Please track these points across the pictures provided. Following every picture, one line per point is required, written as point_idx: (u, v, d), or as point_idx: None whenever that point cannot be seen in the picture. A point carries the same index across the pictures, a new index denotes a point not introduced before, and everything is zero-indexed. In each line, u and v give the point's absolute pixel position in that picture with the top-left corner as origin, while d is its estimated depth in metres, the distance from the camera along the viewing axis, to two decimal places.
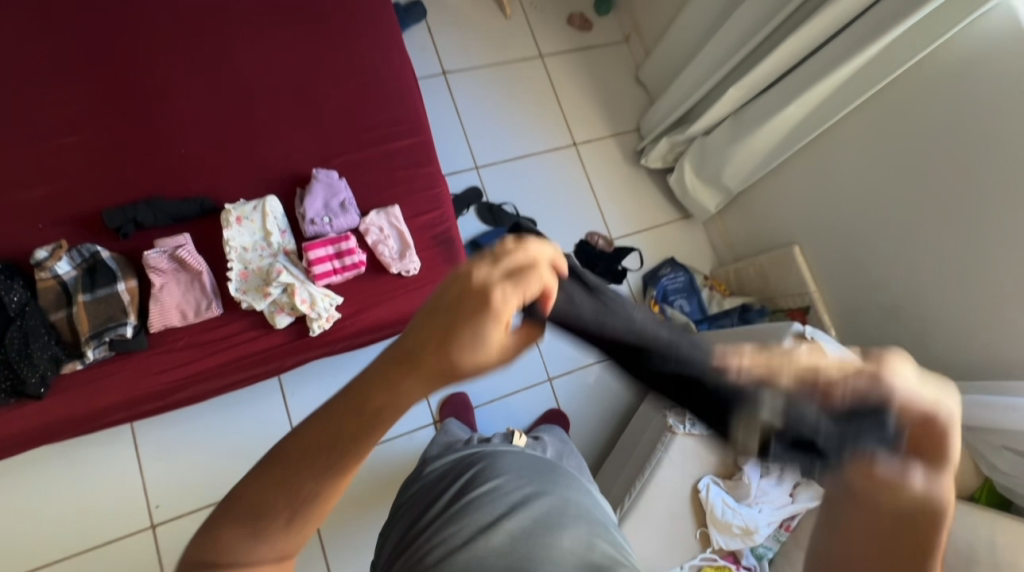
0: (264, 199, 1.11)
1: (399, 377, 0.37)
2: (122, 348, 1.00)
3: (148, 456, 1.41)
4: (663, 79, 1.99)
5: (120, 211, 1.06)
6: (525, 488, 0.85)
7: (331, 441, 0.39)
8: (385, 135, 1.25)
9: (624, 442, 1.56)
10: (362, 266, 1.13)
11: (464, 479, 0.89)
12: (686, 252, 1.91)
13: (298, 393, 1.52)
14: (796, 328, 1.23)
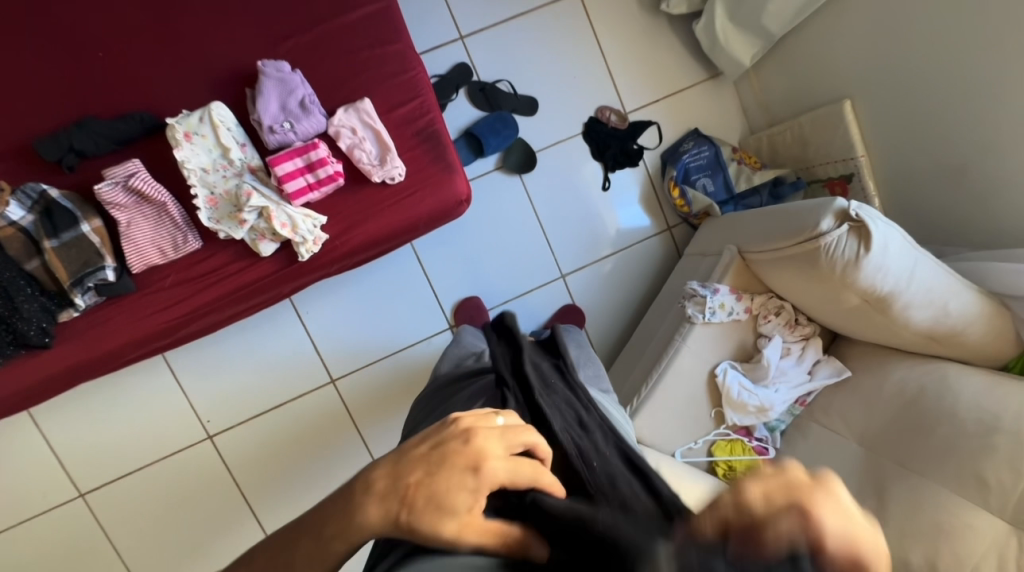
0: (210, 108, 0.94)
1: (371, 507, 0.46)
2: (111, 292, 0.96)
3: (185, 380, 1.49)
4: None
5: (52, 140, 0.92)
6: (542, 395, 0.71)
7: (322, 517, 0.48)
8: (338, 5, 1.00)
9: (641, 333, 1.55)
10: (340, 178, 1.00)
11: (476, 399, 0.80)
12: (712, 121, 1.66)
13: (311, 312, 1.52)
14: (839, 204, 1.08)
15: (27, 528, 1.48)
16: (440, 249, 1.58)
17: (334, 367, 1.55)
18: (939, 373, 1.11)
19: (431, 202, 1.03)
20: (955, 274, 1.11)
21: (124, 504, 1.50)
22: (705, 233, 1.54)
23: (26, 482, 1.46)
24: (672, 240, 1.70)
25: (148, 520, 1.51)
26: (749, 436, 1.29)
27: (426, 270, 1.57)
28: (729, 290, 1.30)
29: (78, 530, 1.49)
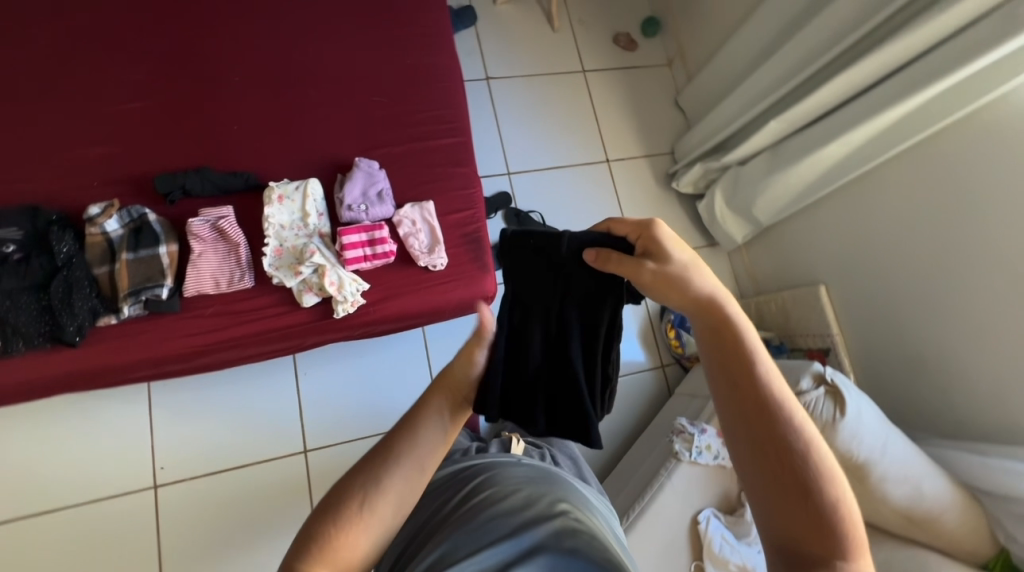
0: (307, 182, 1.15)
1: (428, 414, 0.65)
2: (156, 308, 1.04)
3: (160, 416, 1.45)
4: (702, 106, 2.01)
5: (170, 178, 1.10)
6: (527, 490, 0.66)
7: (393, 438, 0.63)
8: (428, 132, 1.28)
9: (624, 462, 1.56)
10: (392, 256, 1.15)
11: (462, 493, 0.68)
12: None
13: (308, 374, 1.55)
14: (817, 368, 1.21)
15: None
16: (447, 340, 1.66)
17: (310, 438, 1.52)
18: (921, 561, 1.10)
19: (463, 292, 1.17)
20: (927, 457, 1.18)
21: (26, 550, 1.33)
22: (695, 376, 1.65)
23: None
24: (664, 378, 1.80)
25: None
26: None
27: (429, 357, 1.63)
28: (716, 433, 1.36)
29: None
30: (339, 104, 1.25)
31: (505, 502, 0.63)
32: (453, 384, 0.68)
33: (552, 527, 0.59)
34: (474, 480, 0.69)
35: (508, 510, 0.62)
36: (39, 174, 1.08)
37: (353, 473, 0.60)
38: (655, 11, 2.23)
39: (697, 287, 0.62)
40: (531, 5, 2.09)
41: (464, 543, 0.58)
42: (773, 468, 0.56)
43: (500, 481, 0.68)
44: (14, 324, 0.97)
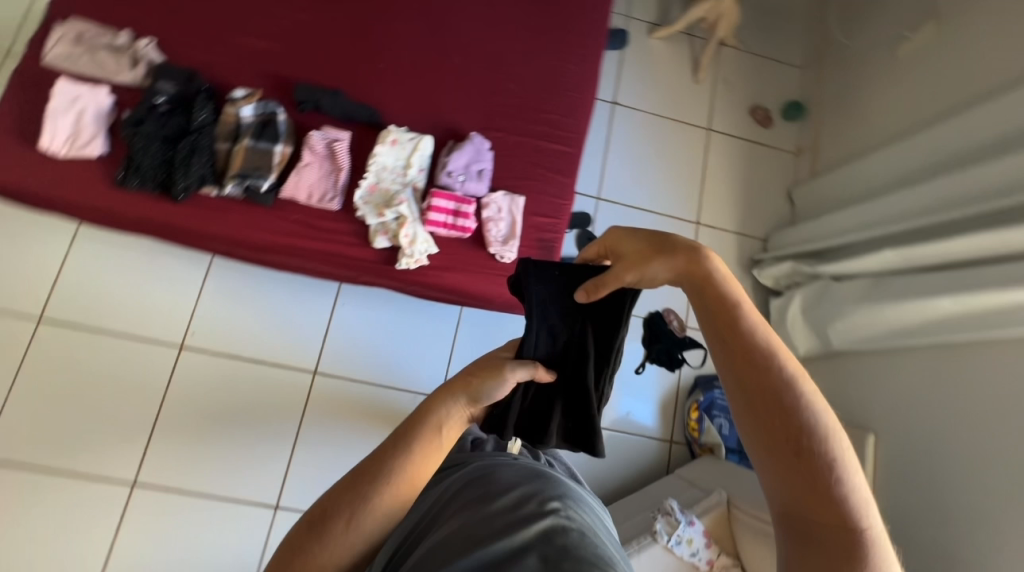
0: (422, 136, 1.18)
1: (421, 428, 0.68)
2: (252, 197, 1.11)
3: (213, 288, 1.58)
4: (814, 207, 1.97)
5: (309, 89, 1.17)
6: (520, 489, 0.68)
7: (390, 444, 0.67)
8: (545, 134, 1.30)
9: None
10: (467, 233, 1.17)
11: (457, 496, 0.71)
12: None
13: (343, 304, 1.62)
14: None
15: None
16: (477, 326, 1.70)
17: (323, 360, 1.60)
18: None
19: None
20: None
21: (72, 349, 1.51)
22: (701, 465, 1.60)
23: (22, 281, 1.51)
24: (668, 454, 1.76)
25: (77, 376, 1.50)
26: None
27: (455, 336, 1.67)
28: (703, 530, 1.28)
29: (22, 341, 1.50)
30: (475, 78, 1.29)
31: (497, 503, 0.65)
32: (446, 402, 0.70)
33: (540, 526, 0.61)
34: (469, 480, 0.72)
35: (500, 512, 0.64)
36: (203, 45, 1.18)
37: (343, 486, 0.65)
38: (804, 97, 2.18)
39: (673, 259, 0.68)
40: (685, 50, 2.12)
41: (454, 545, 0.60)
42: (775, 434, 0.60)
43: (494, 483, 0.70)
44: (140, 164, 1.08)
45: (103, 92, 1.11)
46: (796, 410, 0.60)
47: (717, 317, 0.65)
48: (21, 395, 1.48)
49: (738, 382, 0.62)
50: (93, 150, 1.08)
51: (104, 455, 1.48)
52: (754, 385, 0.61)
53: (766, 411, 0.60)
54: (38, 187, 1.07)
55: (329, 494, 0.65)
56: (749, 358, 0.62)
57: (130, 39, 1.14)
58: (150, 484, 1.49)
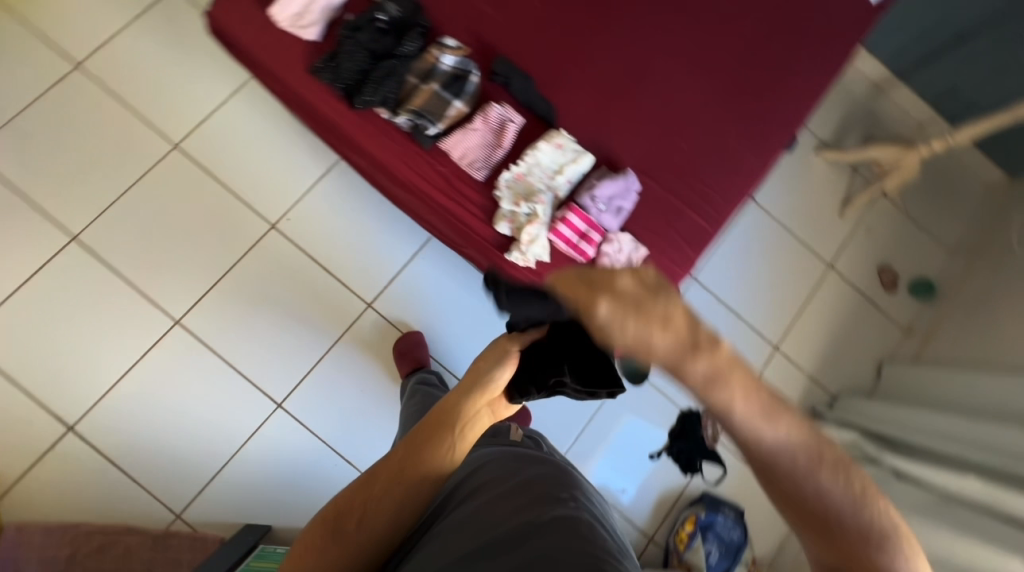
0: (585, 154, 1.20)
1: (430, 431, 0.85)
2: (415, 134, 1.16)
3: None
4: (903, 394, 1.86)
5: (508, 65, 1.21)
6: (536, 486, 0.86)
7: (404, 448, 0.85)
8: (692, 201, 1.28)
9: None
10: (583, 257, 1.17)
11: (484, 482, 0.90)
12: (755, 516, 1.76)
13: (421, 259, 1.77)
14: None
15: (151, 127, 1.69)
16: None
17: (380, 298, 1.73)
18: None
19: None
20: None
21: (196, 188, 1.69)
22: None
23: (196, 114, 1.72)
24: (642, 548, 1.73)
25: (187, 211, 1.67)
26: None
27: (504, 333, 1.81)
28: None
29: (162, 162, 1.69)
30: (654, 122, 1.29)
31: (519, 492, 0.84)
32: (456, 406, 0.86)
33: (555, 508, 0.80)
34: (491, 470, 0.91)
35: (522, 496, 0.83)
36: None
37: (370, 479, 0.83)
38: (940, 281, 2.05)
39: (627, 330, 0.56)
40: (842, 183, 2.06)
41: (485, 520, 0.80)
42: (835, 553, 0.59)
43: (516, 475, 0.89)
44: (339, 63, 1.14)
45: None
46: (852, 525, 0.57)
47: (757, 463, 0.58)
48: (137, 203, 1.66)
49: (793, 512, 0.59)
50: (307, 34, 1.16)
51: (172, 285, 1.63)
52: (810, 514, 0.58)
53: (823, 534, 0.59)
54: (248, 43, 1.16)
55: (353, 493, 0.82)
56: (801, 495, 0.57)
57: None
58: (193, 328, 1.62)
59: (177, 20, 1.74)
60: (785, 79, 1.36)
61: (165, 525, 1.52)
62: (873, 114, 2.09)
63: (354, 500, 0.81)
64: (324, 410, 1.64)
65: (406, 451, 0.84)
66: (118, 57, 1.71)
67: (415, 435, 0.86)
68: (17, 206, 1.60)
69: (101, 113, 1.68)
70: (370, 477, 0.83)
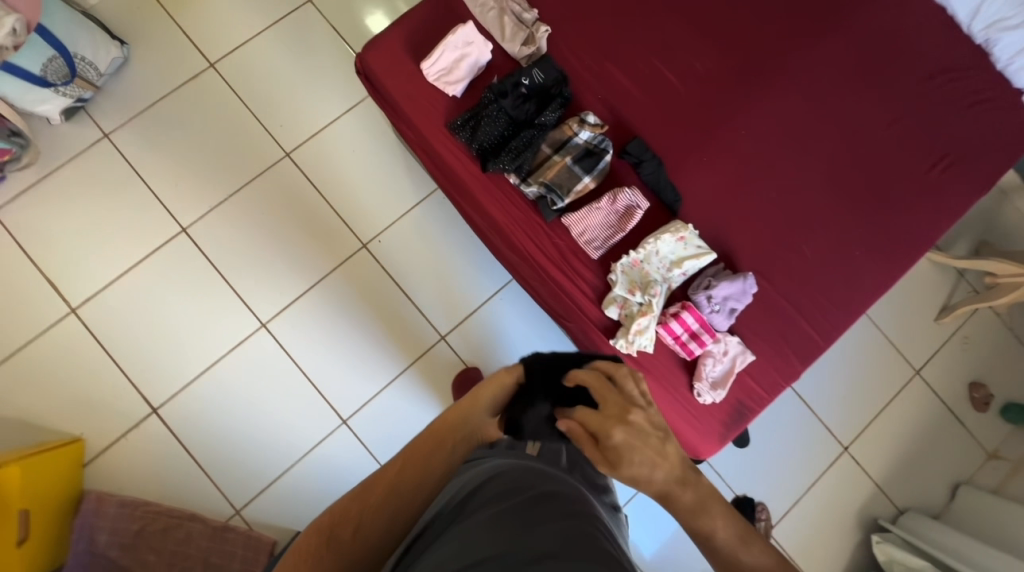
0: (709, 252, 1.16)
1: (433, 438, 0.76)
2: (540, 205, 1.16)
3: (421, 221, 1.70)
4: (974, 523, 1.74)
5: (642, 147, 1.19)
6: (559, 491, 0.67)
7: (402, 457, 0.74)
8: (806, 308, 1.23)
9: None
10: (687, 355, 1.14)
11: (493, 483, 0.72)
12: None
13: (500, 301, 1.78)
14: None
15: (268, 132, 1.77)
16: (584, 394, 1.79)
17: (454, 332, 1.75)
18: None
19: (690, 432, 1.15)
20: None
21: (299, 197, 1.75)
22: None
23: (311, 126, 1.78)
24: None
25: (287, 218, 1.74)
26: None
27: None
28: None
29: (272, 167, 1.76)
30: (778, 223, 1.26)
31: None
32: (454, 419, 0.78)
33: (585, 539, 0.59)
34: (502, 472, 0.74)
35: (544, 517, 0.64)
36: (583, 58, 1.24)
37: (368, 486, 0.72)
38: None
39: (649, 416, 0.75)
40: (944, 287, 1.94)
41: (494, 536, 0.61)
42: None
43: (538, 493, 0.71)
44: (479, 125, 1.16)
45: (488, 49, 1.20)
46: None
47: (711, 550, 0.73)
48: (243, 204, 1.73)
49: None
50: (452, 90, 1.18)
51: (264, 288, 1.70)
52: None
53: None
54: (393, 91, 1.19)
55: (339, 506, 0.71)
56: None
57: (534, 20, 1.23)
58: (276, 332, 1.69)
59: (309, 34, 1.81)
60: (921, 195, 1.31)
61: (224, 519, 1.58)
62: (991, 219, 1.95)
63: (348, 518, 0.70)
64: (384, 433, 1.68)
65: (407, 460, 0.73)
66: (248, 61, 1.79)
67: (413, 444, 0.76)
68: (137, 191, 1.70)
69: (224, 113, 1.76)
70: (360, 487, 0.72)
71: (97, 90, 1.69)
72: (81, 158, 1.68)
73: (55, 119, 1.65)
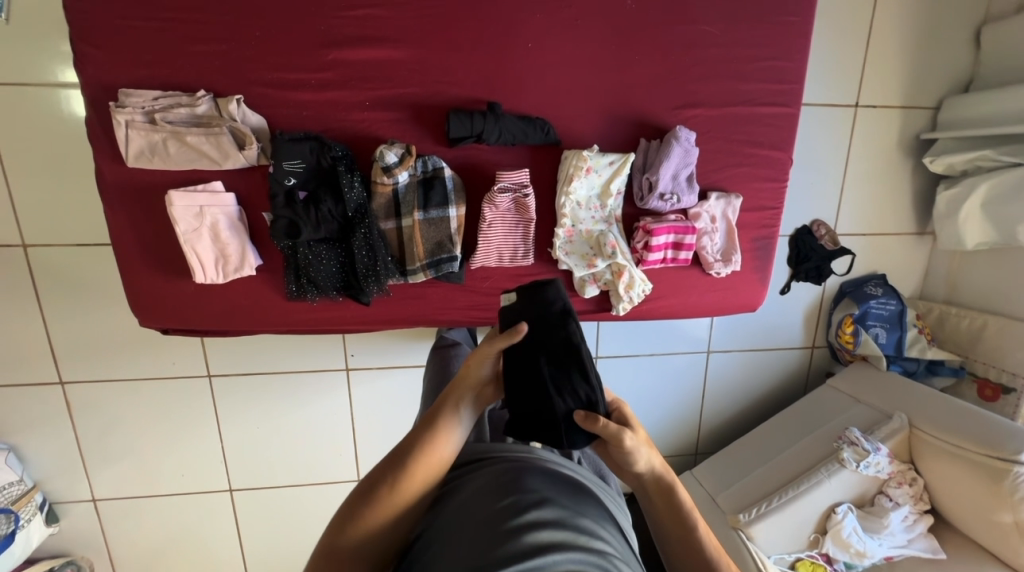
0: (625, 155, 0.94)
1: (446, 426, 0.65)
2: (444, 278, 0.96)
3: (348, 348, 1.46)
4: (1010, 55, 1.51)
5: (466, 119, 0.88)
6: (562, 502, 0.58)
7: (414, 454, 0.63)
8: (752, 90, 0.98)
9: (754, 435, 1.66)
10: (685, 261, 1.01)
11: (482, 489, 0.60)
12: (896, 269, 1.75)
13: None
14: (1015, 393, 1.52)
15: (164, 382, 1.53)
16: (617, 335, 1.65)
17: None
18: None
19: (735, 302, 1.08)
20: None
21: (260, 391, 1.58)
22: (865, 378, 1.61)
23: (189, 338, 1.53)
24: (809, 358, 1.80)
25: (274, 411, 1.60)
26: (829, 564, 1.38)
27: (598, 354, 1.65)
28: (887, 453, 1.39)
29: (213, 395, 1.56)
30: (659, 32, 0.93)
31: (538, 510, 0.55)
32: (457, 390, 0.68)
33: (589, 550, 0.53)
34: (491, 475, 0.62)
35: (548, 519, 0.54)
36: (309, 81, 0.86)
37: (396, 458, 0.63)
38: None
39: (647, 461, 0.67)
40: None
41: (487, 549, 0.50)
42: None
43: (529, 475, 0.61)
44: (313, 275, 0.91)
45: (221, 192, 0.87)
46: (708, 551, 0.66)
47: (656, 497, 0.68)
48: (235, 437, 1.61)
49: (673, 532, 0.67)
50: (248, 268, 0.90)
51: (325, 466, 1.67)
52: (683, 538, 0.67)
53: (691, 550, 0.66)
54: (209, 319, 0.95)
55: (350, 501, 0.61)
56: (678, 520, 0.67)
57: (213, 103, 0.84)
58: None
59: (62, 271, 1.37)
60: None
61: None
62: None
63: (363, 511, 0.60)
64: None
65: (420, 448, 0.63)
66: (66, 349, 1.45)
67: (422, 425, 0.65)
68: (166, 505, 1.64)
69: (122, 402, 1.53)
70: (374, 478, 0.62)
71: (35, 485, 1.54)
72: (107, 528, 1.63)
73: (53, 529, 1.56)
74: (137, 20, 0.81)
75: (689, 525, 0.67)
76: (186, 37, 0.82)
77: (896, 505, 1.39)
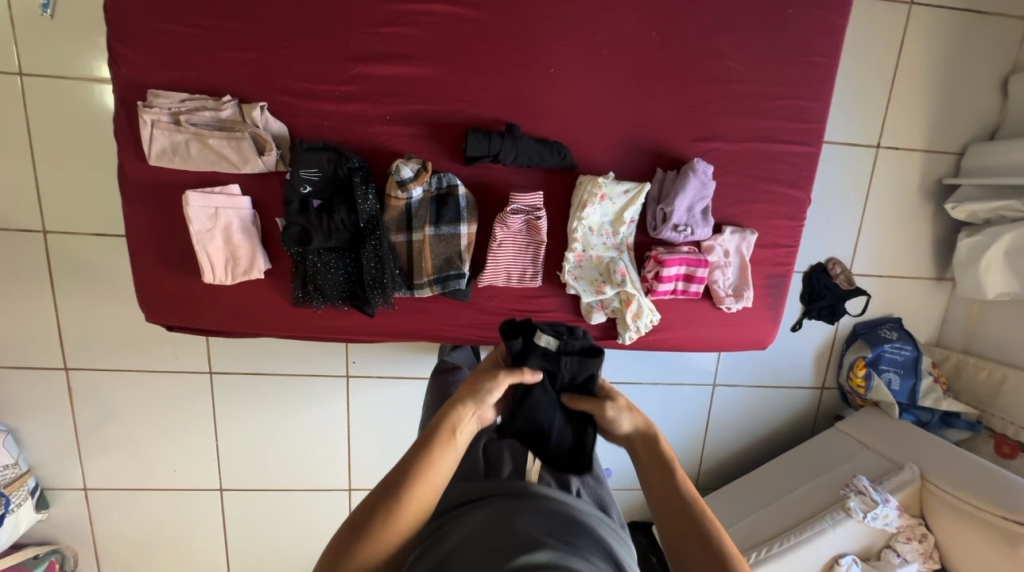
0: (640, 184, 0.93)
1: (439, 456, 0.63)
2: (450, 295, 0.95)
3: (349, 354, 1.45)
4: None
5: (484, 139, 0.88)
6: (551, 542, 0.55)
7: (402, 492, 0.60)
8: (772, 127, 0.97)
9: (757, 474, 1.60)
10: (695, 293, 0.99)
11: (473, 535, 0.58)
12: (913, 314, 1.71)
13: None
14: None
15: (166, 375, 1.53)
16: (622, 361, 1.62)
17: None
18: None
19: (745, 338, 1.05)
20: None
21: (258, 393, 1.57)
22: (876, 424, 1.56)
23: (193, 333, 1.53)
24: (819, 399, 1.75)
25: (273, 413, 1.59)
26: None
27: None
28: (897, 505, 1.34)
29: (212, 392, 1.56)
30: (682, 65, 0.93)
31: (527, 552, 0.53)
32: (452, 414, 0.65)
33: None
34: (481, 521, 0.60)
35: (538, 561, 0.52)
36: (332, 93, 0.88)
37: (384, 496, 0.60)
38: None
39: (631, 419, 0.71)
40: None
41: None
42: (690, 532, 0.63)
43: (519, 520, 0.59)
44: (321, 283, 0.91)
45: (237, 195, 0.88)
46: (697, 511, 0.64)
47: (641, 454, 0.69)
48: (230, 437, 1.60)
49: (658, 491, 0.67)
50: (257, 270, 0.91)
51: (317, 473, 1.65)
52: (670, 498, 0.66)
53: (678, 509, 0.65)
54: (213, 318, 0.95)
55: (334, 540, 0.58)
56: (664, 477, 0.67)
57: (237, 108, 0.85)
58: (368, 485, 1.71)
59: (76, 260, 1.39)
60: None
61: None
62: None
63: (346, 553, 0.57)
64: None
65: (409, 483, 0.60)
66: (72, 336, 1.46)
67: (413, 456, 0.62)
68: (156, 499, 1.63)
69: (122, 392, 1.53)
70: (360, 518, 0.59)
71: (30, 470, 1.54)
72: (95, 519, 1.62)
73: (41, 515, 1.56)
74: (172, 25, 0.83)
75: (675, 483, 0.66)
76: (218, 43, 0.84)
77: (904, 561, 1.33)
